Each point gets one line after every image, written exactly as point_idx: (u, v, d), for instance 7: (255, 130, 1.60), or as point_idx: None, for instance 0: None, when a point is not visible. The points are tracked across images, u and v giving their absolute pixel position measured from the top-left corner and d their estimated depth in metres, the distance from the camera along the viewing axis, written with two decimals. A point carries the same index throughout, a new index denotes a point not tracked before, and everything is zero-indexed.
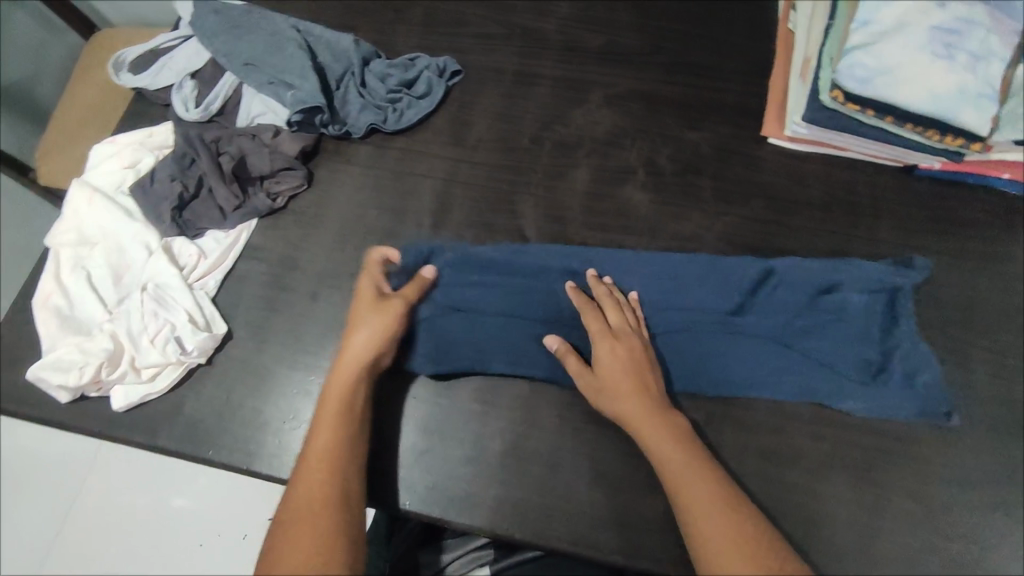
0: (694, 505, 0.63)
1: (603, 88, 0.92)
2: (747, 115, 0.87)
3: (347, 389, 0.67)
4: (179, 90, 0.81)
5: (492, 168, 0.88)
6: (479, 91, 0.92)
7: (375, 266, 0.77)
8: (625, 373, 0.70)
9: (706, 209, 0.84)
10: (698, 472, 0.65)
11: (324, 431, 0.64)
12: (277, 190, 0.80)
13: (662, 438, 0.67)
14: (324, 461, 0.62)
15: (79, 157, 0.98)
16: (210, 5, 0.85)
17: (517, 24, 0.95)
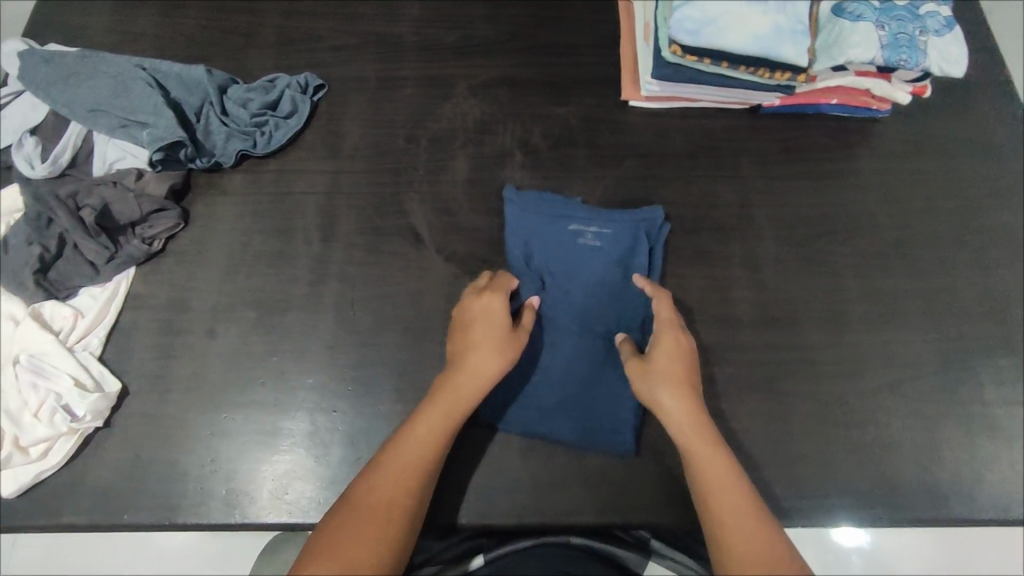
0: (727, 505, 0.58)
1: (468, 79, 0.87)
2: (606, 84, 0.86)
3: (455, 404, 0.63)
4: (20, 149, 0.75)
5: (371, 173, 0.80)
6: (344, 103, 0.85)
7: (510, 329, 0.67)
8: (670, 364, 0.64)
9: (586, 177, 0.80)
10: (729, 473, 0.59)
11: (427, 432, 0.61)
12: (151, 234, 0.74)
13: (700, 455, 0.60)
14: (417, 456, 0.60)
15: None
16: (39, 56, 0.79)
17: (372, 32, 0.90)
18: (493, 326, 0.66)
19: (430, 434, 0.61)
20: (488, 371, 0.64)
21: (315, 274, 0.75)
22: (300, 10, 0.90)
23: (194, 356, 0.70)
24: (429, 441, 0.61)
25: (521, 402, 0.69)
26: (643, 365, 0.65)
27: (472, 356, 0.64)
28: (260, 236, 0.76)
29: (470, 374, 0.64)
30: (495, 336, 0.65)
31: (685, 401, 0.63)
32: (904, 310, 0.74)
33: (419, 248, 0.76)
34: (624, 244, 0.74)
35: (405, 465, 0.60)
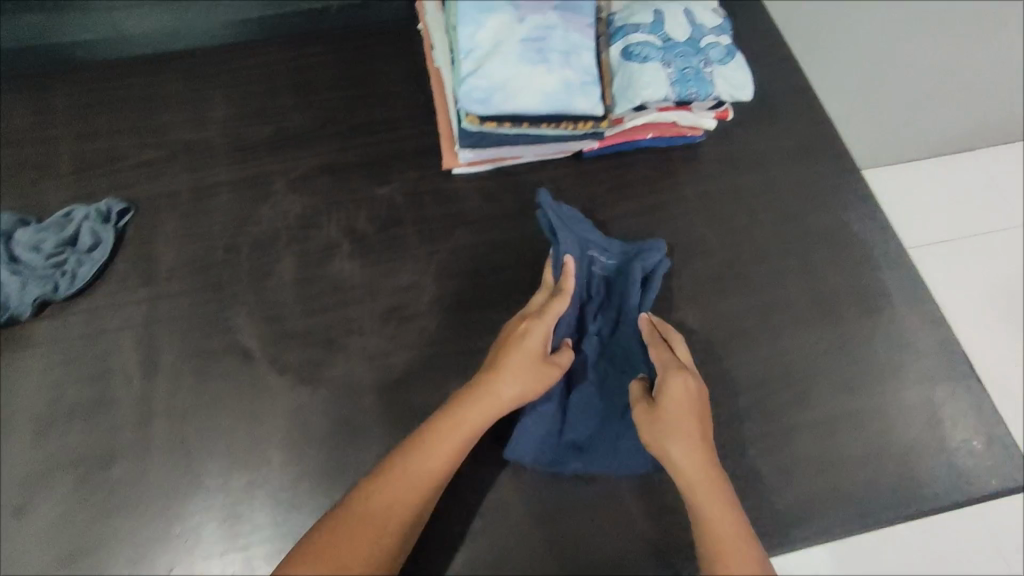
0: (734, 553, 0.55)
1: (285, 173, 0.84)
2: (427, 155, 0.86)
3: (473, 430, 0.62)
4: None
5: (191, 292, 0.75)
6: (155, 223, 0.80)
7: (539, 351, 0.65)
8: (685, 409, 0.62)
9: (419, 254, 0.78)
10: (739, 525, 0.57)
11: (442, 451, 0.61)
12: None
13: (711, 501, 0.58)
14: (426, 477, 0.60)
15: None
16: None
17: (178, 142, 0.87)
18: (535, 354, 0.65)
19: (443, 452, 0.61)
20: (515, 397, 0.63)
21: (139, 416, 0.68)
22: (100, 135, 0.87)
23: (8, 540, 0.63)
24: (443, 464, 0.61)
25: (537, 438, 0.68)
26: (652, 408, 0.63)
27: (508, 381, 0.63)
28: (72, 385, 0.70)
29: (497, 398, 0.63)
30: (532, 367, 0.64)
31: (702, 449, 0.61)
32: (746, 328, 0.76)
33: (250, 364, 0.71)
34: (618, 287, 0.76)
35: (417, 483, 0.60)
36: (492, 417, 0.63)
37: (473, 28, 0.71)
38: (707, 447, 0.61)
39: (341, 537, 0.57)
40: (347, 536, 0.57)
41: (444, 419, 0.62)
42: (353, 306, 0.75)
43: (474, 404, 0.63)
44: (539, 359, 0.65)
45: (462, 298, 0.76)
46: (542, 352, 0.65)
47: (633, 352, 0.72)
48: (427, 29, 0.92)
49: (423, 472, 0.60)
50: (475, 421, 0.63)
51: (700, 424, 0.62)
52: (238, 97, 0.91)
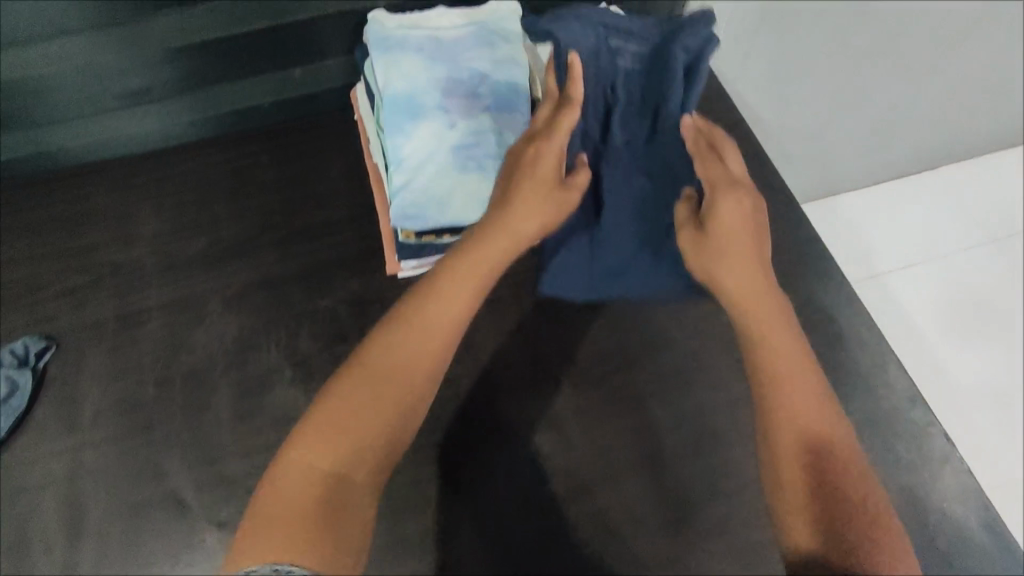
0: (816, 438, 0.52)
1: (221, 291, 0.79)
2: (371, 260, 0.81)
3: (491, 275, 0.60)
4: None
5: (118, 437, 0.70)
6: (79, 358, 0.74)
7: (550, 177, 0.63)
8: (749, 252, 0.61)
9: None
10: (828, 415, 0.53)
11: (455, 302, 0.57)
12: None
13: (799, 367, 0.55)
14: (433, 349, 0.55)
15: None
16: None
17: (104, 263, 0.81)
18: (548, 177, 0.63)
19: (457, 305, 0.57)
20: (535, 233, 0.62)
21: None
22: (20, 262, 0.82)
23: None
24: (456, 300, 0.57)
25: (558, 270, 0.73)
26: (700, 239, 0.61)
27: (519, 204, 0.62)
28: None
29: (512, 234, 0.61)
30: (545, 198, 0.62)
31: (793, 335, 0.58)
32: (714, 428, 0.72)
33: (187, 516, 0.67)
34: (653, 87, 0.71)
35: (429, 319, 0.55)
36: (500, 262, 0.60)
37: (401, 139, 0.68)
38: (756, 256, 0.61)
39: (349, 409, 0.52)
40: (352, 400, 0.52)
41: (463, 261, 0.59)
42: None
43: (496, 239, 0.60)
44: (552, 185, 0.63)
45: None
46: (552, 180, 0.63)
47: (675, 159, 0.70)
48: (362, 121, 0.88)
49: (442, 320, 0.56)
50: (505, 230, 0.61)
51: (765, 276, 0.61)
52: (168, 206, 0.86)
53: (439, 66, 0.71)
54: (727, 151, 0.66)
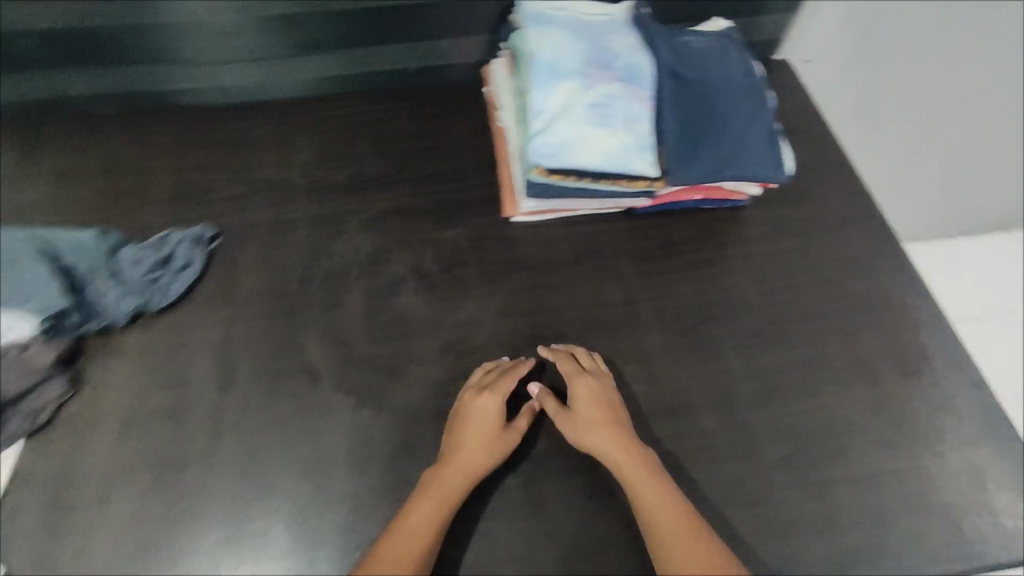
0: (686, 563, 0.63)
1: (360, 212, 0.91)
2: (489, 205, 0.93)
3: (438, 505, 0.66)
4: None
5: (269, 314, 0.81)
6: (239, 249, 0.87)
7: (475, 434, 0.70)
8: (595, 407, 0.72)
9: (478, 293, 0.84)
10: (692, 542, 0.64)
11: (412, 513, 0.66)
12: (39, 405, 0.73)
13: (671, 529, 0.65)
14: (419, 540, 0.64)
15: None
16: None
17: (263, 178, 0.94)
18: (493, 418, 0.72)
19: (428, 512, 0.66)
20: (471, 473, 0.69)
21: (214, 425, 0.74)
22: (193, 168, 0.95)
23: (89, 530, 0.68)
24: (427, 523, 0.65)
25: (684, 162, 0.82)
26: (566, 412, 0.73)
27: (477, 434, 0.71)
28: (157, 394, 0.76)
29: (461, 465, 0.69)
30: (484, 425, 0.71)
31: (663, 491, 0.67)
32: (786, 380, 0.79)
33: (320, 384, 0.76)
34: (749, 70, 0.90)
35: (415, 531, 0.64)
36: (459, 491, 0.68)
37: (544, 95, 0.80)
38: (621, 434, 0.71)
39: None
40: None
41: (424, 491, 0.67)
42: (416, 336, 0.80)
43: (433, 474, 0.69)
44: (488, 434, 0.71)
45: (519, 335, 0.82)
46: (479, 430, 0.71)
47: (759, 83, 0.89)
48: (494, 89, 1.00)
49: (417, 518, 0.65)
50: (449, 471, 0.69)
51: (636, 461, 0.69)
52: (322, 141, 0.99)
53: (580, 41, 0.83)
54: (590, 361, 0.77)
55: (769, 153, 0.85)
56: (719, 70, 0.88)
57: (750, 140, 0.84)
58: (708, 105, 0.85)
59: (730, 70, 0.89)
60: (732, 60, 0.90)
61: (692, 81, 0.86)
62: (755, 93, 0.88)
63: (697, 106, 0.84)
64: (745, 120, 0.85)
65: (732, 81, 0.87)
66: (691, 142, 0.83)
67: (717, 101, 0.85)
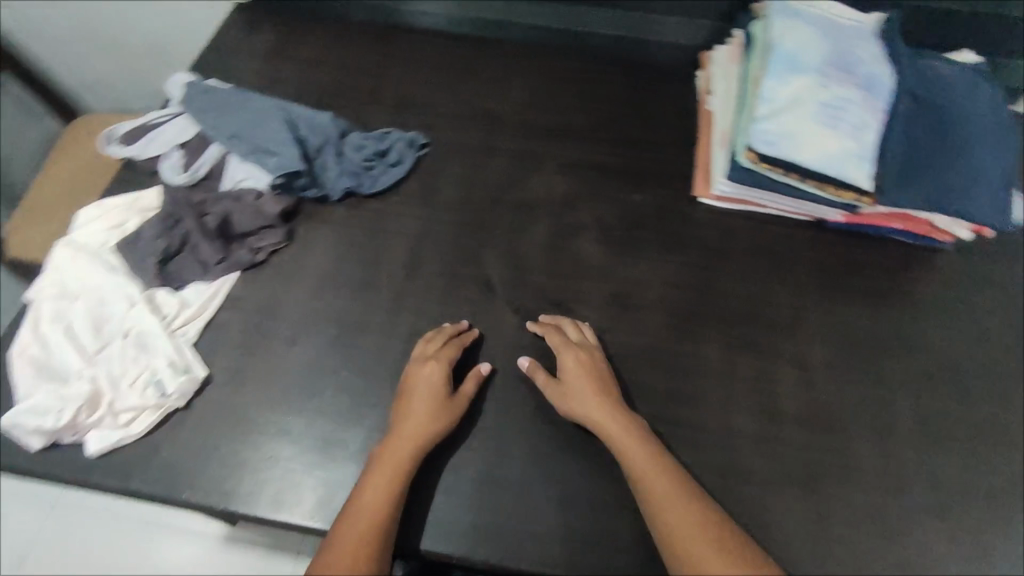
0: (681, 531, 0.62)
1: (558, 158, 0.96)
2: (680, 181, 0.94)
3: (398, 472, 0.66)
4: (167, 159, 0.89)
5: (460, 226, 0.89)
6: (445, 161, 0.95)
7: (423, 400, 0.71)
8: (583, 377, 0.72)
9: (652, 258, 0.87)
10: (687, 504, 0.64)
11: (374, 487, 0.65)
12: (260, 245, 0.84)
13: (665, 488, 0.64)
14: (378, 505, 0.64)
15: (47, 232, 1.18)
16: (197, 88, 0.95)
17: (478, 107, 1.01)
18: (434, 386, 0.72)
19: (381, 479, 0.65)
20: (413, 444, 0.68)
21: (395, 304, 0.82)
22: (421, 82, 1.04)
23: (275, 357, 0.77)
24: (381, 499, 0.64)
25: (900, 187, 0.80)
26: (557, 386, 0.73)
27: (418, 409, 0.70)
28: (353, 263, 0.85)
29: (390, 453, 0.67)
30: (429, 397, 0.71)
31: (655, 459, 0.67)
32: (950, 429, 0.75)
33: (492, 297, 0.83)
34: (1001, 106, 0.83)
35: (368, 504, 0.64)
36: (408, 458, 0.67)
37: (777, 85, 0.80)
38: (609, 404, 0.70)
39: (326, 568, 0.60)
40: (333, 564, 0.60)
41: (377, 464, 0.66)
42: (587, 281, 0.85)
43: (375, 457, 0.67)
44: (439, 396, 0.71)
45: (683, 307, 0.83)
46: (425, 394, 0.71)
47: (1009, 122, 0.83)
48: (707, 75, 1.01)
49: (373, 491, 0.65)
50: (398, 442, 0.68)
51: (628, 433, 0.68)
52: (537, 84, 1.04)
53: (826, 41, 0.83)
54: (581, 332, 0.78)
55: (1000, 197, 0.80)
56: (967, 100, 0.83)
57: (982, 179, 0.79)
58: (944, 134, 0.80)
59: (980, 102, 0.83)
60: (984, 93, 0.84)
61: (933, 106, 0.82)
62: (1001, 132, 0.82)
63: (932, 133, 0.81)
64: (981, 155, 0.80)
65: (978, 114, 0.82)
66: (915, 169, 0.80)
67: (957, 132, 0.81)
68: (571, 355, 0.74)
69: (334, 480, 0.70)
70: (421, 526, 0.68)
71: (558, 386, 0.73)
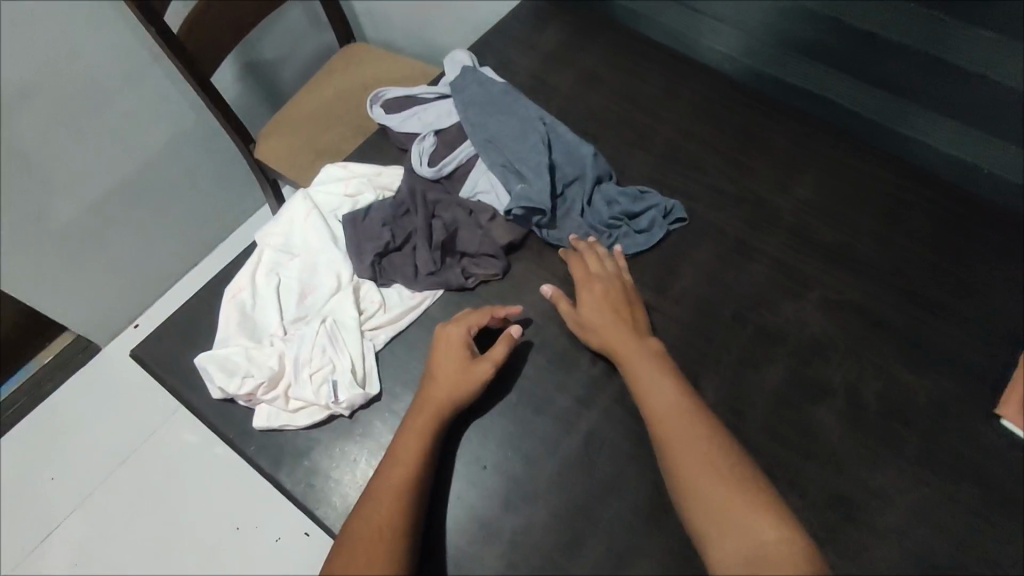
0: (694, 476, 0.60)
1: (826, 290, 0.79)
2: (979, 382, 0.73)
3: (429, 417, 0.66)
4: (420, 142, 0.84)
5: (685, 330, 0.76)
6: (693, 245, 0.82)
7: (440, 346, 0.70)
8: (604, 317, 0.72)
9: (905, 469, 0.68)
10: (707, 455, 0.61)
11: (406, 431, 0.65)
12: (473, 271, 0.78)
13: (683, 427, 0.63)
14: (412, 447, 0.64)
15: (293, 147, 1.24)
16: (470, 80, 0.89)
17: (752, 192, 0.86)
18: (457, 347, 0.70)
19: (416, 432, 0.65)
20: (447, 391, 0.67)
21: (585, 393, 0.72)
22: (697, 140, 0.90)
23: None
24: (415, 445, 0.64)
25: None
26: (581, 322, 0.73)
27: (442, 363, 0.69)
28: (557, 326, 0.76)
29: (428, 396, 0.67)
30: (451, 355, 0.69)
31: (672, 398, 0.65)
32: None
33: None
34: None
35: (402, 449, 0.64)
36: (442, 405, 0.67)
37: None
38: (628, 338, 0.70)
39: (362, 515, 0.61)
40: (374, 503, 0.61)
41: (412, 413, 0.66)
42: (812, 462, 0.68)
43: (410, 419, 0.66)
44: (463, 349, 0.70)
45: (928, 553, 0.64)
46: (448, 337, 0.71)
47: None
48: None
49: (405, 438, 0.65)
50: (430, 398, 0.67)
51: (647, 374, 0.67)
52: (833, 190, 0.85)
53: None
54: (602, 263, 0.77)
55: None
56: None
57: None
58: None
59: None
60: None
61: None
62: None
63: None
64: None
65: None
66: None
67: None
68: (594, 295, 0.74)
69: (457, 564, 0.63)
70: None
71: (579, 327, 0.73)
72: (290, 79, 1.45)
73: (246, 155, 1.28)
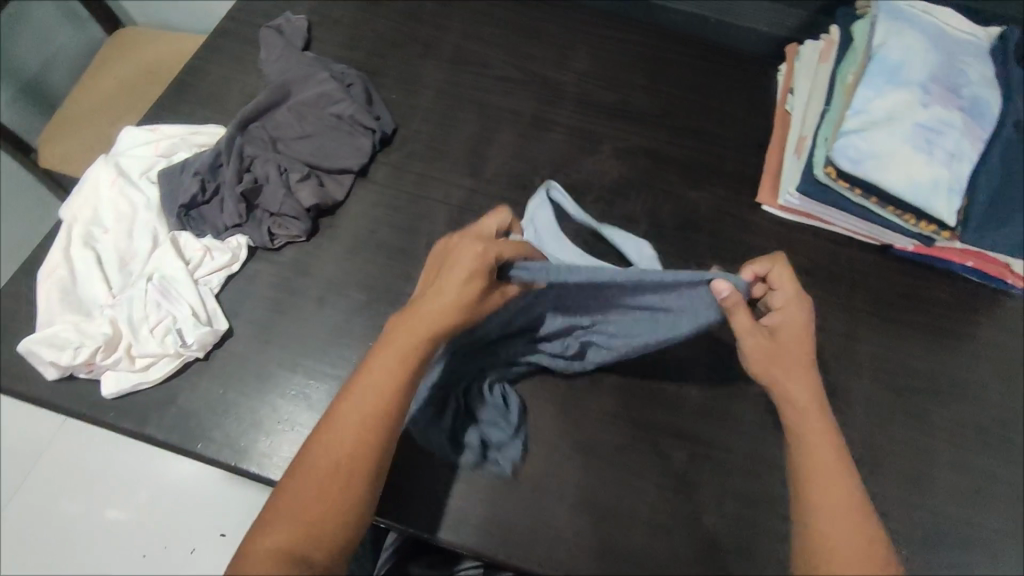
0: (824, 465, 0.56)
1: (616, 141, 0.89)
2: (742, 182, 0.88)
3: (407, 355, 0.57)
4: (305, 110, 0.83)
5: (504, 202, 0.84)
6: (496, 129, 0.89)
7: (463, 265, 0.58)
8: (798, 348, 0.61)
9: (701, 263, 0.82)
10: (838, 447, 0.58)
11: (378, 374, 0.56)
12: (277, 230, 0.78)
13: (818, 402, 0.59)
14: (377, 399, 0.55)
15: (78, 146, 1.15)
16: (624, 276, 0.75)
17: (538, 73, 0.94)
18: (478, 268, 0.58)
19: (388, 371, 0.56)
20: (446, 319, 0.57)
21: None
22: (480, 38, 0.97)
23: (302, 316, 0.75)
24: (371, 421, 0.55)
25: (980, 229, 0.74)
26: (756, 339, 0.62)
27: (447, 283, 0.58)
28: (388, 227, 0.81)
29: (415, 326, 0.57)
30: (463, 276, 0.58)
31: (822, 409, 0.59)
32: (983, 485, 0.71)
33: None
34: None
35: (369, 394, 0.56)
36: (425, 342, 0.57)
37: (873, 96, 0.73)
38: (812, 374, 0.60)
39: (312, 466, 0.54)
40: (327, 462, 0.54)
41: (386, 350, 0.57)
42: None
43: (379, 362, 0.57)
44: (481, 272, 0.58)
45: None
46: (466, 259, 0.58)
47: None
48: (790, 71, 0.93)
49: (375, 381, 0.56)
50: (412, 326, 0.57)
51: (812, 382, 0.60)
52: (605, 58, 0.96)
53: (937, 54, 0.74)
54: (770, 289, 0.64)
55: None
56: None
57: None
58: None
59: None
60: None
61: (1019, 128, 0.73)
62: None
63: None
64: None
65: None
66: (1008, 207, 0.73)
67: None
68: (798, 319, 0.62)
69: None
70: (435, 518, 0.65)
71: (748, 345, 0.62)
72: (63, 83, 1.34)
73: (32, 171, 1.17)
